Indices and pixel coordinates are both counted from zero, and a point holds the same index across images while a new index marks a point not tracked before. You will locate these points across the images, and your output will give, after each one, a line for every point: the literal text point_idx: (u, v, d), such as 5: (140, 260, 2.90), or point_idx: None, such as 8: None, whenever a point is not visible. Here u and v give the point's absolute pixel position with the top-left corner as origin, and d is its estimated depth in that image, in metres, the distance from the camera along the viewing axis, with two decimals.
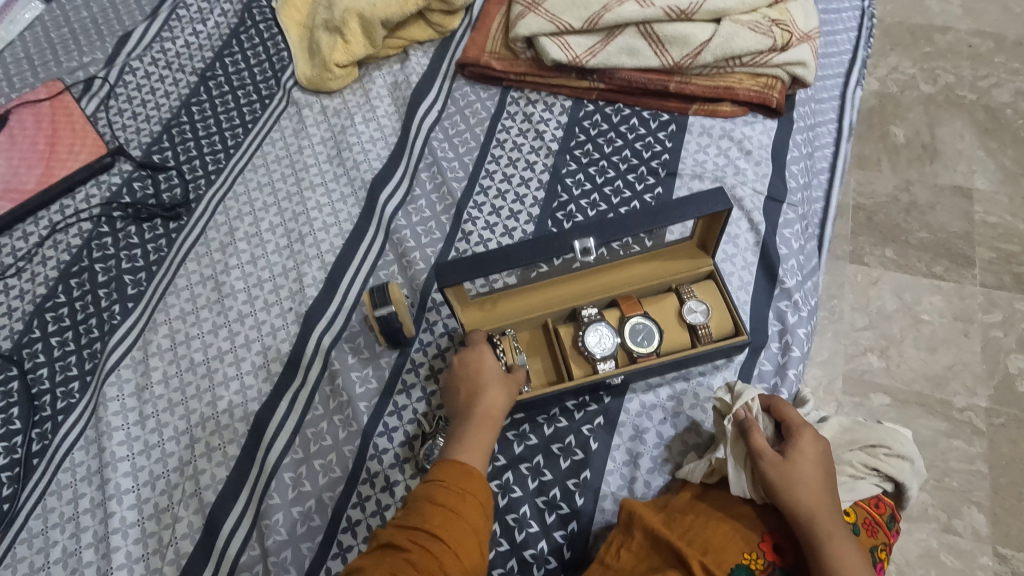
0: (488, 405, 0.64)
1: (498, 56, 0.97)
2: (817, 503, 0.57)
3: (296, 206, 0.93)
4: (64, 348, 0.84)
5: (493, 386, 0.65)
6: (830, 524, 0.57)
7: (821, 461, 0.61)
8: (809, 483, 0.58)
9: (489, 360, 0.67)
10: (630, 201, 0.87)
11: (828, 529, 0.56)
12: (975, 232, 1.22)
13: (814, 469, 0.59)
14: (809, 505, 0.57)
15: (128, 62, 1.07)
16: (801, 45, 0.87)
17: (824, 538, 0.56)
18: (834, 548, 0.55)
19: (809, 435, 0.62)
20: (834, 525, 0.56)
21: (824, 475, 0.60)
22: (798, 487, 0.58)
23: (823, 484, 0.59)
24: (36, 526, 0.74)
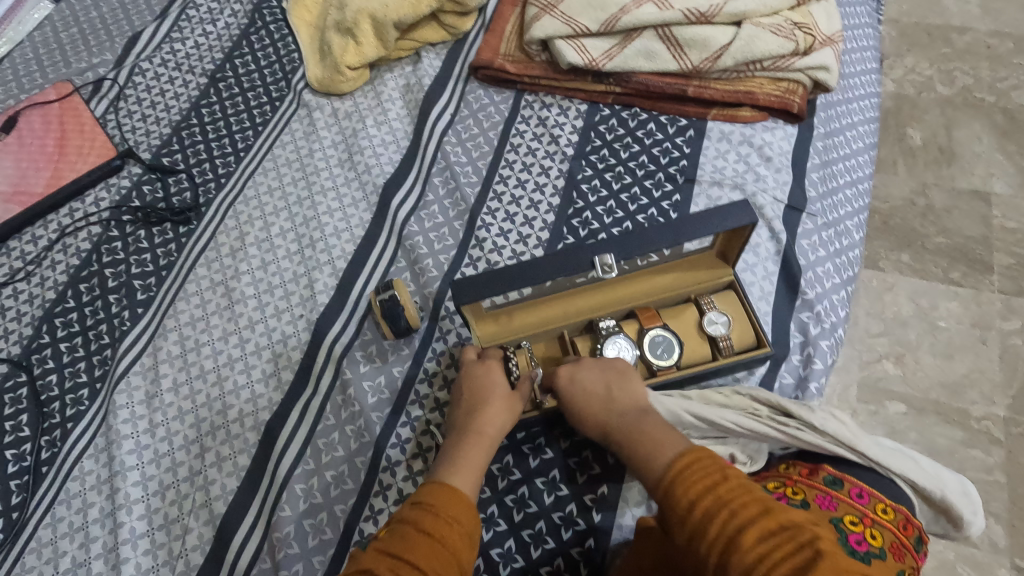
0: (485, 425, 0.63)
1: (512, 58, 0.96)
2: (608, 419, 0.62)
3: (307, 211, 0.92)
4: (74, 354, 0.83)
5: (494, 399, 0.65)
6: (630, 431, 0.60)
7: (589, 382, 0.65)
8: (594, 407, 0.64)
9: (493, 372, 0.67)
10: (647, 208, 0.85)
11: (627, 437, 0.60)
12: (993, 237, 1.19)
13: (587, 391, 0.64)
14: (604, 425, 0.63)
15: (138, 63, 1.06)
16: (823, 49, 0.85)
17: (627, 442, 0.60)
18: (637, 448, 0.59)
19: (580, 366, 0.66)
20: (632, 430, 0.60)
21: (604, 390, 0.64)
22: (586, 414, 0.64)
23: (601, 401, 0.64)
24: (45, 536, 0.73)
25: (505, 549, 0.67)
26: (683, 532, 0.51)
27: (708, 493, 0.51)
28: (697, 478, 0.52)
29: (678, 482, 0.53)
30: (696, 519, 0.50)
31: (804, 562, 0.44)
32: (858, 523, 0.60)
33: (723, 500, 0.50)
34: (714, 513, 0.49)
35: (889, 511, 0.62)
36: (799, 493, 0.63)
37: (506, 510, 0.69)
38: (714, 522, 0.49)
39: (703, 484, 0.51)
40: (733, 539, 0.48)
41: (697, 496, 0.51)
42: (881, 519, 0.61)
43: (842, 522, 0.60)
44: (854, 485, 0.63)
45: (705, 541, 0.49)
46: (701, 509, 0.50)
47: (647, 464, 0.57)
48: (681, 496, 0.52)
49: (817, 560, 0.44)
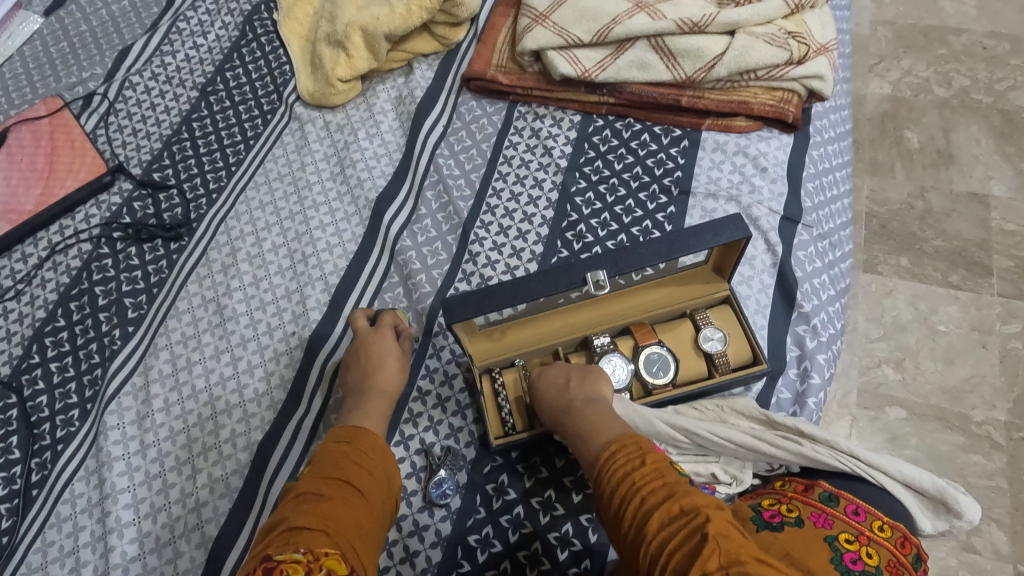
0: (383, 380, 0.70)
1: (505, 70, 0.95)
2: (557, 408, 0.62)
3: (299, 225, 0.91)
4: (64, 374, 0.82)
5: (389, 363, 0.71)
6: (573, 419, 0.60)
7: (552, 376, 0.65)
8: (547, 396, 0.64)
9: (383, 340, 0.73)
10: (641, 220, 0.84)
11: (570, 425, 0.60)
12: (992, 240, 1.18)
13: (547, 383, 0.65)
14: (553, 414, 0.63)
15: (128, 77, 1.05)
16: (818, 58, 0.84)
17: (571, 430, 0.60)
18: (579, 436, 0.58)
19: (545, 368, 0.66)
20: (574, 417, 0.60)
21: (564, 382, 0.64)
22: (542, 405, 0.64)
23: (557, 391, 0.64)
24: (35, 560, 0.72)
25: (500, 571, 0.66)
26: (607, 519, 0.51)
27: (625, 480, 0.50)
28: (620, 465, 0.52)
29: (606, 467, 0.53)
30: (615, 505, 0.50)
31: (697, 544, 0.43)
32: (853, 541, 0.57)
33: (637, 486, 0.49)
34: (628, 497, 0.49)
35: (886, 529, 0.60)
36: (794, 511, 0.60)
37: (501, 530, 0.68)
38: (626, 509, 0.49)
39: (624, 472, 0.51)
40: (642, 523, 0.47)
41: (617, 483, 0.51)
42: (877, 537, 0.58)
43: (837, 540, 0.57)
44: (849, 502, 0.61)
45: (621, 525, 0.49)
46: (617, 495, 0.50)
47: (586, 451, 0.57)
48: (605, 483, 0.52)
49: (705, 545, 0.43)
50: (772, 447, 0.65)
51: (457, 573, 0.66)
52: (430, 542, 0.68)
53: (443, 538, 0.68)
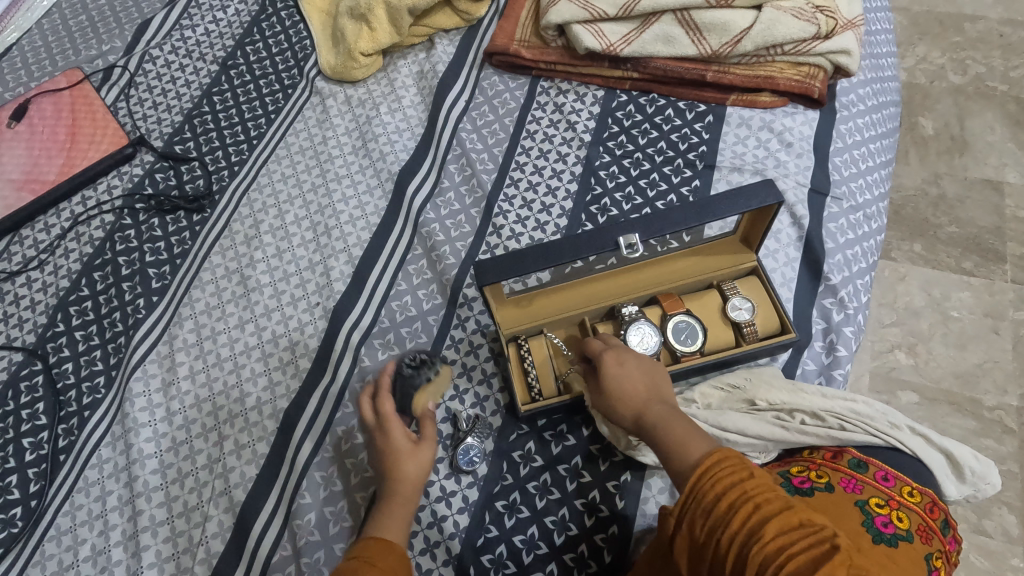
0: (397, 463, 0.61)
1: (528, 44, 0.95)
2: (642, 407, 0.57)
3: (321, 199, 0.91)
4: (89, 342, 0.83)
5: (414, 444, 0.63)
6: (663, 420, 0.56)
7: (633, 372, 0.60)
8: (629, 393, 0.59)
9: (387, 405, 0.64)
10: (666, 194, 0.84)
11: (656, 426, 0.56)
12: (1007, 227, 1.18)
13: (630, 379, 0.60)
14: (637, 414, 0.58)
15: (148, 51, 1.05)
16: (845, 32, 0.84)
17: (658, 431, 0.55)
18: (669, 439, 0.53)
19: (615, 358, 0.61)
20: (664, 418, 0.56)
21: (648, 383, 0.59)
22: (621, 401, 0.59)
23: (641, 390, 0.59)
24: (64, 523, 0.73)
25: (528, 536, 0.67)
26: (700, 524, 0.47)
27: (732, 489, 0.46)
28: (725, 474, 0.48)
29: (706, 472, 0.48)
30: (718, 511, 0.46)
31: (827, 557, 0.41)
32: (884, 506, 0.58)
33: (745, 495, 0.45)
34: (738, 507, 0.46)
35: (916, 494, 0.60)
36: (823, 477, 0.61)
37: (528, 497, 0.69)
38: (733, 517, 0.45)
39: (728, 481, 0.47)
40: (755, 531, 0.44)
41: (721, 492, 0.47)
42: (908, 502, 0.59)
43: (868, 505, 0.58)
44: (878, 468, 0.62)
45: (724, 536, 0.45)
46: (722, 500, 0.46)
47: (677, 456, 0.52)
48: (704, 490, 0.47)
49: (837, 555, 0.41)
50: (800, 431, 0.65)
51: (484, 538, 0.67)
52: (458, 507, 0.68)
53: (471, 503, 0.68)
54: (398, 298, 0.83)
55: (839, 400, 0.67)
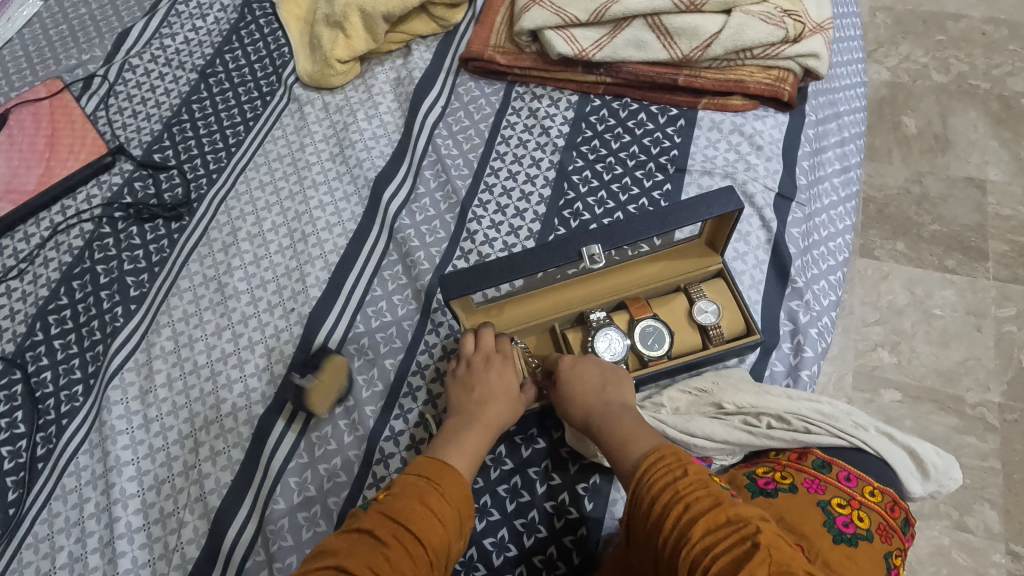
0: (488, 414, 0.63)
1: (503, 49, 0.95)
2: (591, 409, 0.61)
3: (299, 205, 0.92)
4: (68, 351, 0.83)
5: (500, 399, 0.64)
6: (610, 421, 0.59)
7: (586, 375, 0.63)
8: (580, 396, 0.62)
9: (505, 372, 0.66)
10: (638, 198, 0.85)
11: (604, 427, 0.59)
12: (988, 224, 1.19)
13: (582, 380, 0.63)
14: (586, 415, 0.61)
15: (127, 59, 1.05)
16: (814, 36, 0.85)
17: (606, 432, 0.58)
18: (616, 440, 0.57)
19: (569, 362, 0.64)
20: (609, 420, 0.59)
21: (601, 383, 0.62)
22: (574, 404, 0.62)
23: (593, 391, 0.62)
24: (42, 531, 0.73)
25: (498, 539, 0.67)
26: (643, 530, 0.49)
27: (667, 488, 0.49)
28: (661, 474, 0.50)
29: (645, 477, 0.51)
30: (655, 514, 0.48)
31: (750, 552, 0.42)
32: (846, 505, 0.59)
33: (678, 495, 0.48)
34: (672, 506, 0.47)
35: (877, 494, 0.61)
36: (788, 478, 0.62)
37: (498, 500, 0.69)
38: (667, 517, 0.47)
39: (664, 482, 0.49)
40: (685, 532, 0.46)
41: (658, 493, 0.49)
42: (869, 501, 0.60)
43: (830, 505, 0.59)
44: (841, 468, 0.62)
45: (660, 539, 0.47)
46: (657, 503, 0.48)
47: (621, 456, 0.55)
48: (643, 493, 0.50)
49: (756, 551, 0.42)
50: (767, 436, 0.65)
51: None
52: None
53: None
54: (373, 304, 0.83)
55: (805, 402, 0.68)
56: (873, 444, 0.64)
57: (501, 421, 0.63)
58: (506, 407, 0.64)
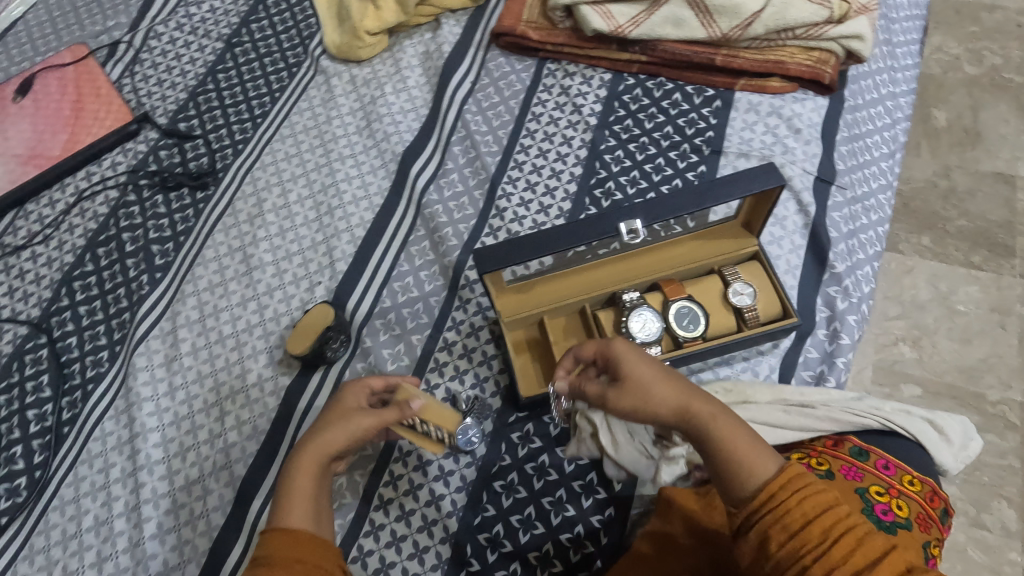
0: (329, 434, 0.54)
1: (535, 25, 0.93)
2: (687, 406, 0.52)
3: (325, 178, 0.91)
4: (93, 317, 0.83)
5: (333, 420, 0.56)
6: (711, 422, 0.51)
7: (660, 369, 0.55)
8: (664, 392, 0.53)
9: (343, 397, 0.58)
10: (672, 179, 0.83)
11: (706, 428, 0.51)
12: (1017, 221, 1.17)
13: (650, 374, 0.54)
14: (679, 417, 0.52)
15: (153, 27, 1.04)
16: (858, 17, 0.83)
17: (709, 436, 0.50)
18: (734, 448, 0.50)
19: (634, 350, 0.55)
20: (712, 420, 0.51)
21: (666, 372, 0.55)
22: (654, 404, 0.53)
23: (666, 386, 0.54)
24: (67, 494, 0.74)
25: (525, 516, 0.68)
26: (794, 554, 0.43)
27: (818, 516, 0.44)
28: (803, 498, 0.45)
29: (793, 495, 0.45)
30: (813, 538, 0.43)
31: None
32: (884, 493, 0.58)
33: (826, 524, 0.43)
34: (826, 537, 0.43)
35: (916, 482, 0.60)
36: (823, 464, 0.61)
37: (526, 478, 0.69)
38: (814, 544, 0.43)
39: (805, 507, 0.45)
40: (865, 565, 0.42)
41: (805, 521, 0.44)
42: (908, 490, 0.59)
43: (867, 492, 0.58)
44: (879, 456, 0.61)
45: (810, 568, 0.42)
46: (818, 527, 0.43)
47: (745, 471, 0.48)
48: (784, 520, 0.44)
49: None
50: (795, 421, 0.65)
51: (482, 517, 0.68)
52: (455, 486, 0.69)
53: (468, 483, 0.69)
54: (400, 279, 0.82)
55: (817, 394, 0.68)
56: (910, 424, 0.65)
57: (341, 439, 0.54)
58: (347, 428, 0.55)
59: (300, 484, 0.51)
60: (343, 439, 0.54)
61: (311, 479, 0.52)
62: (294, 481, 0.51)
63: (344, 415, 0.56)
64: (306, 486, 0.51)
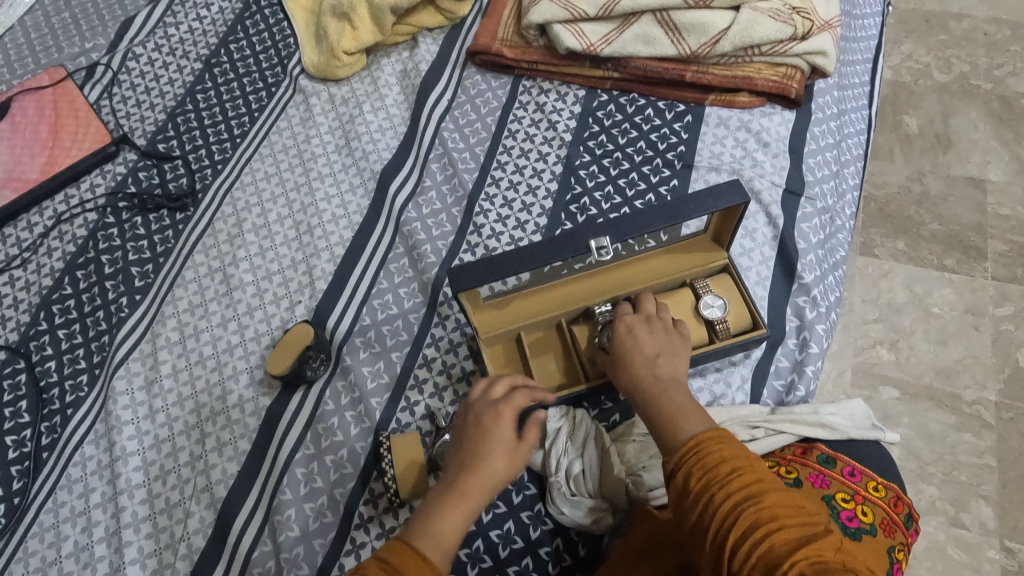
0: (479, 470, 0.55)
1: (510, 43, 0.95)
2: (643, 373, 0.60)
3: (305, 197, 0.92)
4: (72, 340, 0.83)
5: (499, 454, 0.56)
6: (655, 389, 0.59)
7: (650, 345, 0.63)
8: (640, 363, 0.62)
9: (503, 423, 0.58)
10: (645, 193, 0.85)
11: (649, 394, 0.59)
12: (987, 224, 1.20)
13: (639, 345, 0.63)
14: (634, 383, 0.61)
15: (131, 48, 1.04)
16: (821, 34, 0.85)
17: (649, 399, 0.59)
18: (666, 407, 0.57)
19: (634, 323, 0.65)
20: (657, 387, 0.59)
21: (654, 353, 0.62)
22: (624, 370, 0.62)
23: (647, 361, 0.61)
24: (47, 521, 0.73)
25: (504, 531, 0.68)
26: (693, 493, 0.50)
27: (725, 466, 0.50)
28: (717, 452, 0.51)
29: (703, 451, 0.51)
30: (716, 480, 0.49)
31: (810, 539, 0.45)
32: (849, 500, 0.60)
33: (729, 473, 0.49)
34: (728, 481, 0.49)
35: (881, 488, 0.62)
36: (792, 472, 0.62)
37: (505, 492, 0.70)
38: (718, 489, 0.49)
39: (721, 458, 0.50)
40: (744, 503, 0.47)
41: (706, 470, 0.50)
42: (872, 496, 0.61)
43: (834, 499, 0.60)
44: (845, 463, 0.63)
45: (710, 503, 0.49)
46: (723, 470, 0.50)
47: (670, 427, 0.55)
48: (698, 468, 0.51)
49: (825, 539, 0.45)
50: (754, 445, 0.65)
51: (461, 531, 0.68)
52: None
53: None
54: (380, 297, 0.83)
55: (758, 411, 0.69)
56: (838, 428, 0.67)
57: (493, 484, 0.55)
58: (501, 467, 0.56)
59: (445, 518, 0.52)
60: (492, 477, 0.55)
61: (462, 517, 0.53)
62: (437, 511, 0.53)
63: (497, 449, 0.56)
64: (445, 525, 0.52)
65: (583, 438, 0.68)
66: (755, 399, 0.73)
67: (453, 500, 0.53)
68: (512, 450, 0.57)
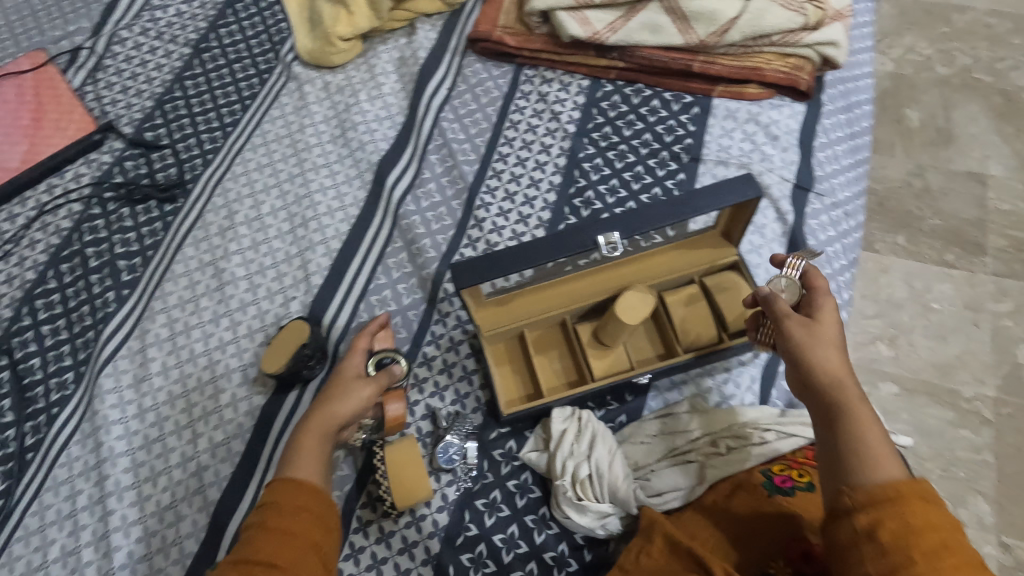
0: (332, 399, 0.61)
1: (512, 30, 0.92)
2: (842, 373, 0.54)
3: (299, 189, 0.89)
4: (57, 337, 0.80)
5: (363, 383, 0.63)
6: (855, 409, 0.52)
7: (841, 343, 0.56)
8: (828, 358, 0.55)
9: (354, 360, 0.66)
10: (651, 187, 0.83)
11: (848, 407, 0.52)
12: (988, 219, 1.19)
13: (827, 326, 0.57)
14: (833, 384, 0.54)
15: (117, 32, 1.00)
16: (833, 24, 0.83)
17: (845, 406, 0.52)
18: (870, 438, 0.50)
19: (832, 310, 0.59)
20: (856, 407, 0.52)
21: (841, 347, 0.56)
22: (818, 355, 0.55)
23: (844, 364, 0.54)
24: (32, 524, 0.71)
25: (508, 535, 0.67)
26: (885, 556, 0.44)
27: (932, 535, 0.44)
28: (918, 512, 0.45)
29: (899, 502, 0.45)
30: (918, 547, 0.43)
31: None
32: None
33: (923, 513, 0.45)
34: (931, 554, 0.43)
35: None
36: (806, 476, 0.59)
37: (508, 496, 0.69)
38: (918, 557, 0.43)
39: (928, 523, 0.44)
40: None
41: (906, 530, 0.44)
42: None
43: None
44: None
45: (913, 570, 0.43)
46: (928, 541, 0.44)
47: (868, 462, 0.48)
48: (893, 522, 0.45)
49: None
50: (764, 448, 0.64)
51: (464, 536, 0.67)
52: (437, 505, 0.68)
53: (450, 501, 0.68)
54: (378, 293, 0.81)
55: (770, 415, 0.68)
56: None
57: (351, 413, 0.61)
58: (347, 400, 0.61)
59: (301, 448, 0.58)
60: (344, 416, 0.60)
61: (314, 437, 0.59)
62: (299, 444, 0.58)
63: (343, 382, 0.63)
64: (305, 449, 0.58)
65: (589, 440, 0.66)
66: (765, 399, 0.72)
67: (311, 422, 0.60)
68: (352, 386, 0.63)
